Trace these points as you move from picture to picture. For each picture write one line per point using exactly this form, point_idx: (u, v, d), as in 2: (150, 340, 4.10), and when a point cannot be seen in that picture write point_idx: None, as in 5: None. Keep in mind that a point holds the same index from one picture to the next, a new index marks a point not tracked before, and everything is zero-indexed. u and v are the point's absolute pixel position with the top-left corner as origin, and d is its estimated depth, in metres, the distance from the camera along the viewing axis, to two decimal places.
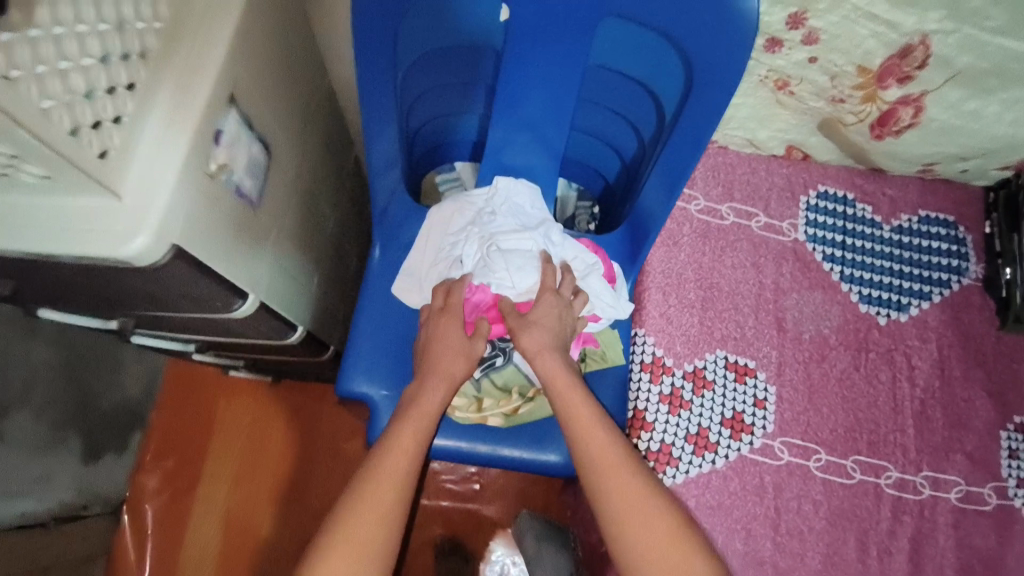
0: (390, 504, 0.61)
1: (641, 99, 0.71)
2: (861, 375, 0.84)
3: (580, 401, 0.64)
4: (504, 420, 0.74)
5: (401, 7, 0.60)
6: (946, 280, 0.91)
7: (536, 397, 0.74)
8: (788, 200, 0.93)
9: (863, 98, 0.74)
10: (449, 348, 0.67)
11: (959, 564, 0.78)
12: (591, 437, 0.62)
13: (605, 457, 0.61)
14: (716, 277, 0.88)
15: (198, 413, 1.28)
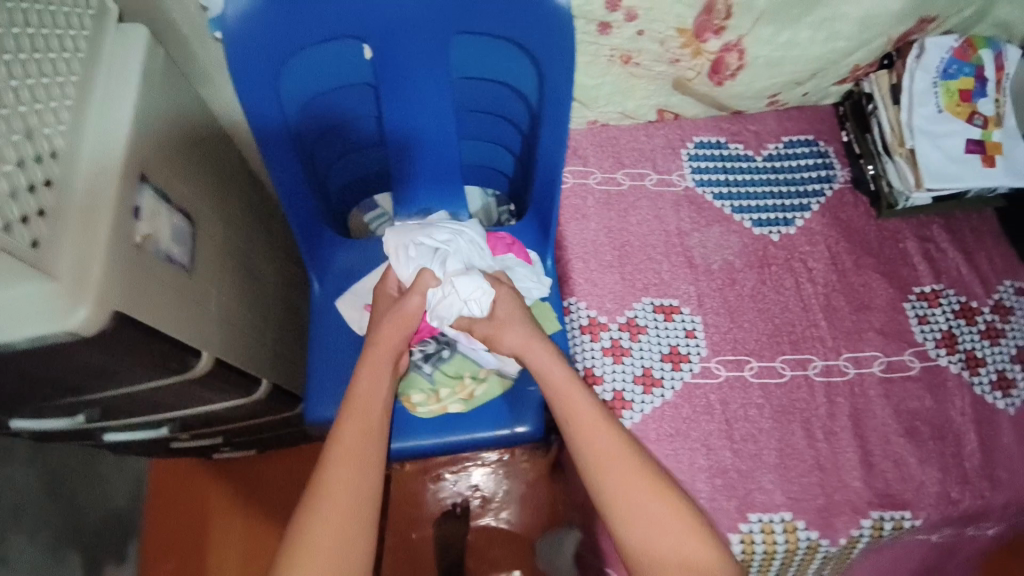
0: (347, 520, 0.61)
1: (509, 99, 0.78)
2: (769, 287, 0.95)
3: (577, 399, 0.68)
4: (464, 406, 0.80)
5: (271, 66, 0.66)
6: (820, 189, 1.03)
7: (488, 377, 0.81)
8: (671, 155, 1.05)
9: (693, 54, 0.85)
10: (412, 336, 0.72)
11: (899, 427, 0.86)
12: (582, 421, 0.67)
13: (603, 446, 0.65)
14: (626, 236, 0.98)
15: (193, 506, 1.30)
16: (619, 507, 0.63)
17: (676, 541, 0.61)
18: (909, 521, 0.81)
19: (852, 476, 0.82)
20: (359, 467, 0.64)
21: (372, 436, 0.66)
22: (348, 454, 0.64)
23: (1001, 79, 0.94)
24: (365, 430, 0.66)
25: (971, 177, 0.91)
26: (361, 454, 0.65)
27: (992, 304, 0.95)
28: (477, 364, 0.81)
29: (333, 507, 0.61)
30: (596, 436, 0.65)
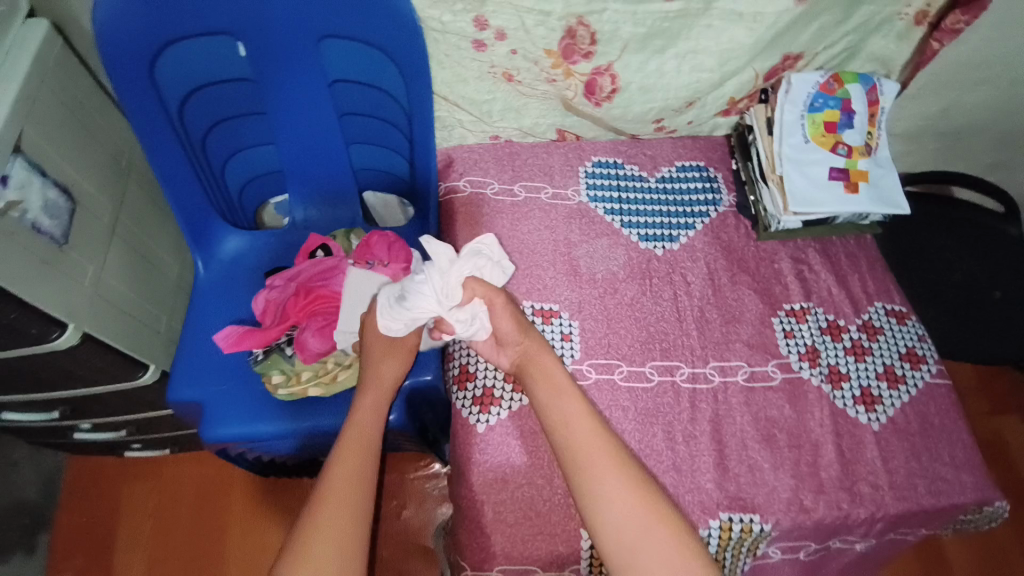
0: (352, 514, 0.66)
1: (382, 103, 0.86)
2: (648, 297, 1.00)
3: (577, 404, 0.75)
4: (325, 390, 0.83)
5: (146, 53, 0.74)
6: (706, 211, 1.10)
7: (353, 364, 0.84)
8: (569, 172, 1.11)
9: (566, 75, 0.92)
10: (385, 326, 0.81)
11: (756, 434, 0.89)
12: (579, 420, 0.73)
13: (589, 443, 0.71)
14: (516, 243, 1.03)
15: (106, 506, 1.31)
16: (607, 501, 0.67)
17: (654, 543, 0.64)
18: (759, 526, 0.83)
19: (703, 479, 0.85)
20: (364, 468, 0.70)
21: (373, 446, 0.73)
22: (351, 457, 0.70)
23: (875, 112, 1.00)
24: (368, 437, 0.73)
25: (831, 202, 0.98)
26: (365, 461, 0.71)
27: (861, 323, 0.99)
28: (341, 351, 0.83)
29: (339, 497, 0.67)
30: (590, 433, 0.72)
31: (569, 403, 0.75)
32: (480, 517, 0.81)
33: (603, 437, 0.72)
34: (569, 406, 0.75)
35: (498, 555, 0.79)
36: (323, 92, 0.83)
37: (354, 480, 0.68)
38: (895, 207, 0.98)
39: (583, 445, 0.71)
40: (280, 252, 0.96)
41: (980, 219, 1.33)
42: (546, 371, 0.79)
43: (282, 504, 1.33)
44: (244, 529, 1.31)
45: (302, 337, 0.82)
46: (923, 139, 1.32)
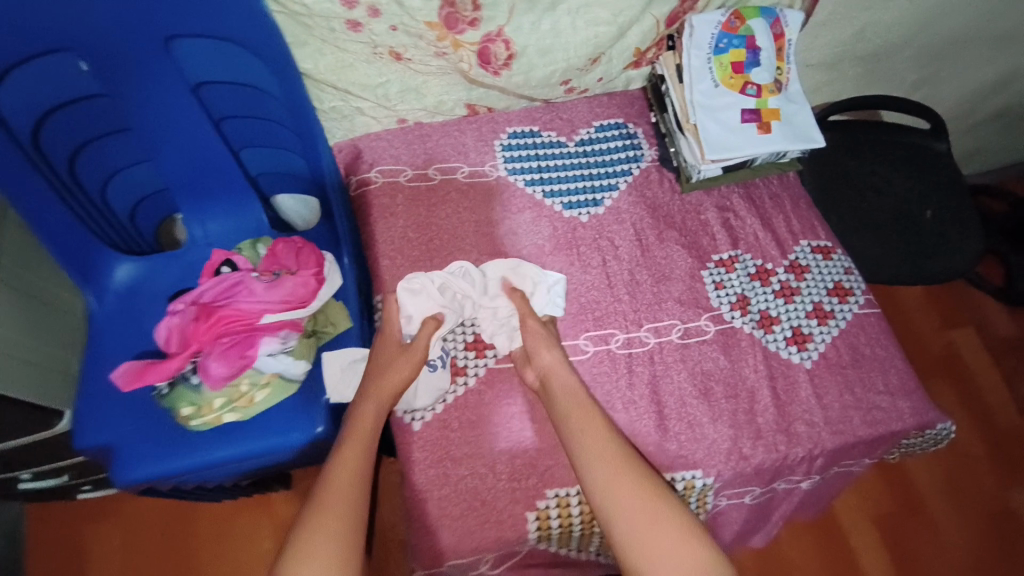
0: (352, 507, 0.69)
1: (260, 100, 0.83)
2: (576, 268, 0.98)
3: (591, 411, 0.80)
4: (242, 415, 0.78)
5: None
6: (628, 169, 1.07)
7: (270, 382, 0.79)
8: (484, 148, 1.07)
9: (455, 47, 0.86)
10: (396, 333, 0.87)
11: (694, 390, 0.90)
12: (601, 436, 0.78)
13: (606, 451, 0.76)
14: (436, 230, 1.00)
15: (73, 549, 1.27)
16: (628, 514, 0.70)
17: (671, 546, 0.67)
18: (701, 480, 0.85)
19: (645, 445, 0.86)
20: (363, 467, 0.73)
21: (369, 446, 0.76)
22: (351, 457, 0.73)
23: (782, 46, 0.98)
24: (368, 434, 0.77)
25: (747, 145, 0.96)
26: (363, 462, 0.74)
27: (788, 264, 0.99)
28: (256, 370, 0.79)
29: (340, 494, 0.69)
30: (611, 448, 0.76)
31: (589, 422, 0.80)
32: (424, 514, 0.80)
33: (626, 453, 0.76)
34: (592, 424, 0.79)
35: (445, 551, 0.79)
36: (188, 99, 0.79)
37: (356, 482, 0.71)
38: (810, 141, 0.97)
39: (604, 460, 0.75)
40: (180, 275, 0.91)
41: (906, 139, 1.33)
42: (570, 390, 0.83)
43: (255, 520, 1.32)
44: (218, 549, 1.29)
45: (206, 364, 0.76)
46: (843, 66, 1.29)
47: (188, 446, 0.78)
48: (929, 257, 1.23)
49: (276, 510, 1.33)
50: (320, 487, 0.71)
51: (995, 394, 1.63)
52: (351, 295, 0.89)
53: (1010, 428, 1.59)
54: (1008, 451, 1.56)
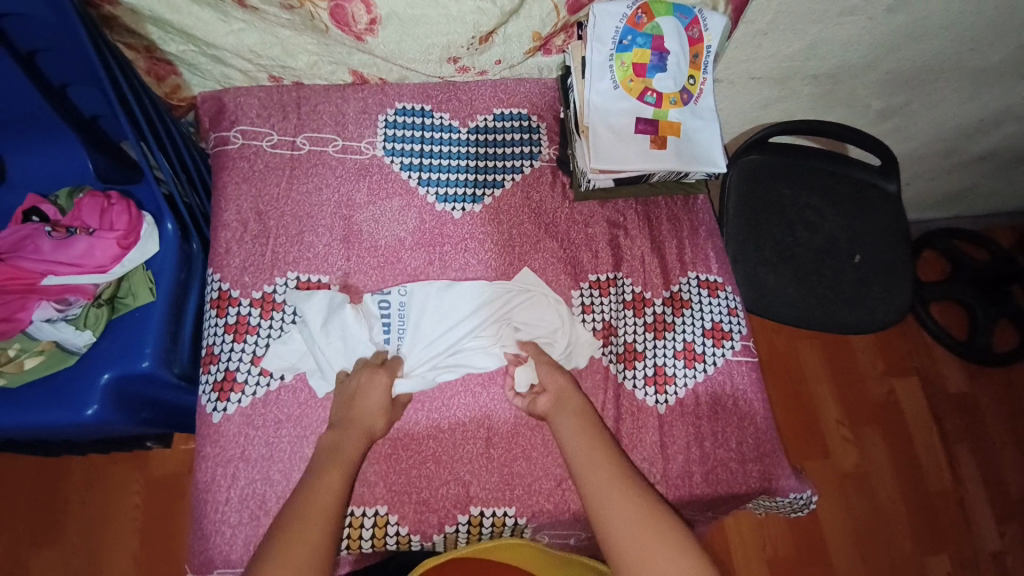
0: (328, 521, 0.65)
1: (75, 44, 0.73)
2: (435, 268, 0.89)
3: (596, 449, 0.73)
4: (8, 381, 0.73)
5: None
6: (520, 166, 0.97)
7: (49, 349, 0.74)
8: (365, 121, 0.96)
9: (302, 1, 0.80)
10: (366, 394, 0.77)
11: (531, 420, 0.82)
12: (589, 453, 0.73)
13: (615, 495, 0.68)
14: (291, 205, 0.90)
15: None
16: (632, 548, 0.64)
17: None
18: (511, 519, 0.78)
19: (463, 473, 0.79)
20: (340, 487, 0.69)
21: (352, 465, 0.72)
22: (330, 474, 0.70)
23: (697, 53, 0.88)
24: (349, 458, 0.72)
25: (636, 159, 0.86)
26: (341, 480, 0.70)
27: (668, 296, 0.90)
28: (32, 335, 0.74)
29: (318, 517, 0.65)
30: (600, 465, 0.71)
31: (596, 459, 0.72)
32: (203, 517, 0.74)
33: (614, 469, 0.71)
34: (583, 436, 0.75)
35: (216, 558, 0.72)
36: None
37: (334, 497, 0.68)
38: (710, 164, 0.88)
39: (599, 475, 0.70)
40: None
41: (856, 175, 1.19)
42: (579, 422, 0.76)
43: (129, 471, 1.22)
44: (86, 498, 1.20)
45: None
46: (793, 83, 1.17)
47: None
48: (861, 306, 1.12)
49: (151, 465, 1.23)
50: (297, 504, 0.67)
51: (927, 452, 1.55)
52: (167, 264, 0.83)
53: (935, 489, 1.51)
54: (927, 512, 1.49)
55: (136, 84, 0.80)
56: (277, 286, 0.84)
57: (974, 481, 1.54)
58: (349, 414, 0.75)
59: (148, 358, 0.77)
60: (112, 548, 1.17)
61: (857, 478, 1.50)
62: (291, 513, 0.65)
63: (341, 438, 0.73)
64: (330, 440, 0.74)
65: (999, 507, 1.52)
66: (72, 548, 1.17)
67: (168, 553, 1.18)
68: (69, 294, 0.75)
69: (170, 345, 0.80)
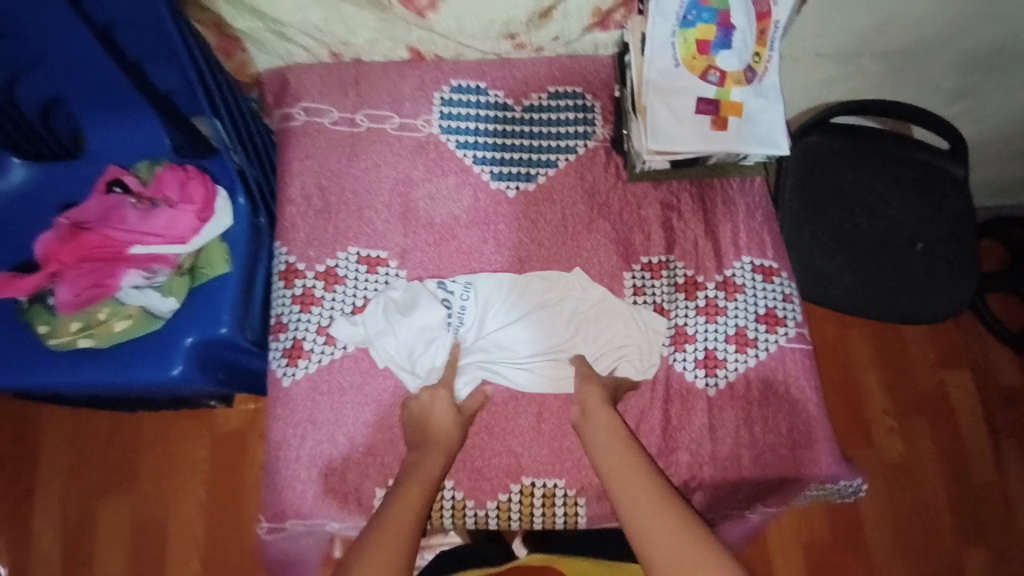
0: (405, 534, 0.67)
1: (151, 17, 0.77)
2: (490, 246, 0.91)
3: (621, 455, 0.74)
4: (100, 343, 0.79)
5: None
6: (574, 146, 0.97)
7: (136, 314, 0.79)
8: (422, 98, 0.98)
9: None
10: (433, 414, 0.78)
11: None
12: (639, 493, 0.70)
13: (641, 501, 0.69)
14: (352, 181, 0.93)
15: (27, 433, 1.30)
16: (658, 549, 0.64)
17: None
18: (561, 490, 0.81)
19: (515, 445, 0.82)
20: (419, 500, 0.71)
21: (430, 490, 0.73)
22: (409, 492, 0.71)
23: (764, 28, 0.84)
24: (429, 480, 0.73)
25: (694, 140, 0.85)
26: (420, 501, 0.71)
27: (721, 280, 0.90)
28: (121, 301, 0.79)
29: (395, 535, 0.67)
30: (634, 482, 0.71)
31: (624, 465, 0.73)
32: (276, 474, 0.79)
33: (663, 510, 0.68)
34: (627, 475, 0.72)
35: (288, 510, 0.78)
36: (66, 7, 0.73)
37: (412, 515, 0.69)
38: (772, 147, 0.85)
39: (653, 521, 0.67)
40: (76, 188, 0.93)
41: (923, 158, 1.14)
42: (608, 427, 0.77)
43: (196, 430, 1.31)
44: (159, 451, 1.30)
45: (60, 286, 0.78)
46: (863, 59, 1.11)
47: (39, 363, 0.78)
48: (919, 293, 1.08)
49: (215, 424, 1.31)
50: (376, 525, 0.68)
51: (975, 446, 1.51)
52: (240, 237, 0.87)
53: (981, 483, 1.48)
54: (973, 506, 1.46)
55: (209, 60, 0.84)
56: (339, 260, 0.88)
57: None
58: (428, 432, 0.77)
59: (227, 325, 0.82)
60: (182, 498, 1.27)
61: (900, 469, 1.48)
62: (374, 525, 0.68)
63: (419, 462, 0.75)
64: (414, 458, 0.76)
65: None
66: (146, 496, 1.27)
67: (231, 505, 1.27)
68: (151, 262, 0.80)
69: (245, 313, 0.85)
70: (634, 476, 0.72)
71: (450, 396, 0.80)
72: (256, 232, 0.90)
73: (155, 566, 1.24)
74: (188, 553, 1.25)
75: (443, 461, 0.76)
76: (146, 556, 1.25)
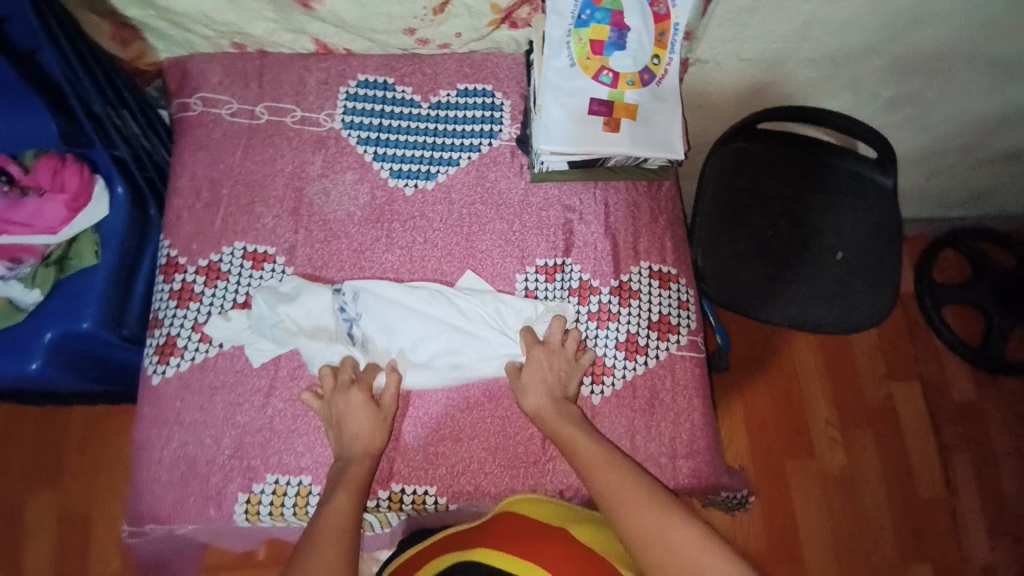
0: (337, 552, 0.64)
1: None
2: (382, 246, 0.89)
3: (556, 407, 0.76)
4: None
5: None
6: (478, 144, 0.94)
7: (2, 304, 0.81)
8: (325, 91, 0.95)
9: None
10: (352, 421, 0.75)
11: (462, 402, 0.83)
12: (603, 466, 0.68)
13: (582, 447, 0.70)
14: (246, 174, 0.91)
15: None
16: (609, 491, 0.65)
17: (673, 536, 0.59)
18: (431, 498, 0.79)
19: (388, 449, 0.80)
20: (349, 509, 0.68)
21: (360, 492, 0.70)
22: (341, 504, 0.68)
23: (663, 31, 0.83)
24: (358, 484, 0.71)
25: (587, 141, 0.83)
26: (351, 506, 0.69)
27: (616, 284, 0.88)
28: None
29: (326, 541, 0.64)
30: (576, 432, 0.72)
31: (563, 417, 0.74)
32: (139, 472, 0.78)
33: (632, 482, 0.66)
34: (565, 428, 0.73)
35: (146, 513, 0.77)
36: None
37: (346, 526, 0.67)
38: (667, 151, 0.84)
39: (624, 493, 0.64)
40: None
41: (848, 165, 1.12)
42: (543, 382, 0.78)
43: (124, 423, 1.28)
44: (88, 445, 1.26)
45: None
46: (788, 65, 1.08)
47: None
48: (830, 304, 1.06)
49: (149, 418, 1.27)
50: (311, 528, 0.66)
51: (919, 463, 1.46)
52: (116, 231, 0.87)
53: (924, 498, 1.43)
54: (915, 523, 1.41)
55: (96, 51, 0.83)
56: (223, 256, 0.86)
57: (972, 494, 1.44)
58: (349, 439, 0.74)
59: (89, 319, 0.83)
60: (108, 493, 1.23)
61: (837, 482, 1.43)
62: (305, 545, 0.64)
63: (347, 466, 0.73)
64: (340, 467, 0.73)
65: (999, 525, 1.42)
66: (71, 491, 1.23)
67: None
68: (17, 253, 0.81)
69: (115, 306, 0.87)
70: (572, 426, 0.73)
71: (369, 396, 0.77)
72: (137, 226, 0.90)
73: (73, 565, 1.19)
74: (110, 552, 1.20)
75: (370, 459, 0.74)
76: (67, 552, 1.20)
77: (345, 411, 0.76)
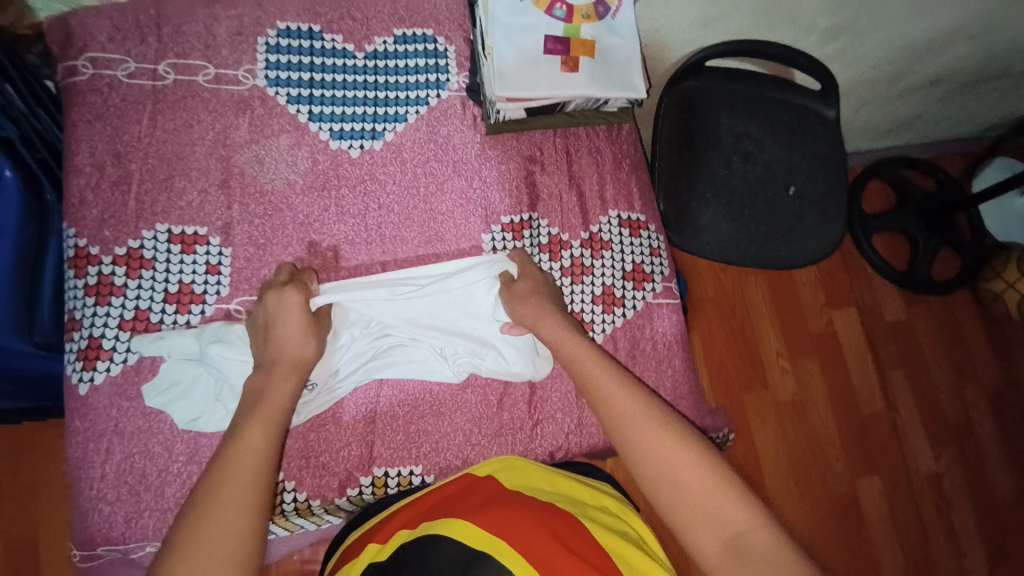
0: (259, 467, 0.58)
1: None
2: (331, 216, 0.81)
3: (584, 360, 0.68)
4: None
5: None
6: (425, 96, 0.86)
7: None
8: (241, 44, 0.83)
9: None
10: (281, 331, 0.68)
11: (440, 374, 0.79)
12: (716, 511, 0.55)
13: (621, 410, 0.63)
14: (159, 145, 0.79)
15: None
16: (655, 462, 0.59)
17: (715, 508, 0.55)
18: (418, 477, 0.76)
19: (364, 433, 0.75)
20: (285, 408, 0.64)
21: (280, 416, 0.63)
22: (258, 429, 0.61)
23: None
24: (277, 411, 0.63)
25: (546, 84, 0.77)
26: (268, 443, 0.60)
27: (586, 236, 0.85)
28: None
29: (259, 419, 0.61)
30: (615, 393, 0.64)
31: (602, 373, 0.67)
32: (79, 494, 0.69)
33: (776, 550, 0.51)
34: (607, 388, 0.65)
35: (95, 536, 0.68)
36: None
37: (268, 439, 0.60)
38: (630, 90, 0.80)
39: (676, 471, 0.58)
40: None
41: (794, 100, 1.12)
42: (571, 342, 0.70)
43: (52, 440, 1.09)
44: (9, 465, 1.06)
45: None
46: None
47: None
48: (790, 239, 1.07)
49: None
50: (249, 407, 0.63)
51: (864, 383, 1.56)
52: (9, 221, 0.75)
53: (868, 414, 1.55)
54: (861, 436, 1.53)
55: None
56: (143, 241, 0.75)
57: (908, 405, 1.58)
58: (274, 343, 0.68)
59: None
60: (47, 516, 1.06)
61: (793, 407, 1.52)
62: (220, 466, 0.57)
63: (264, 390, 0.64)
64: (258, 386, 0.65)
65: (932, 429, 1.57)
66: (1, 516, 1.04)
67: None
68: None
69: (20, 312, 0.76)
70: (609, 381, 0.66)
71: (302, 302, 0.71)
72: (36, 213, 0.78)
73: None
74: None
75: (293, 384, 0.66)
76: None
77: (276, 312, 0.69)
